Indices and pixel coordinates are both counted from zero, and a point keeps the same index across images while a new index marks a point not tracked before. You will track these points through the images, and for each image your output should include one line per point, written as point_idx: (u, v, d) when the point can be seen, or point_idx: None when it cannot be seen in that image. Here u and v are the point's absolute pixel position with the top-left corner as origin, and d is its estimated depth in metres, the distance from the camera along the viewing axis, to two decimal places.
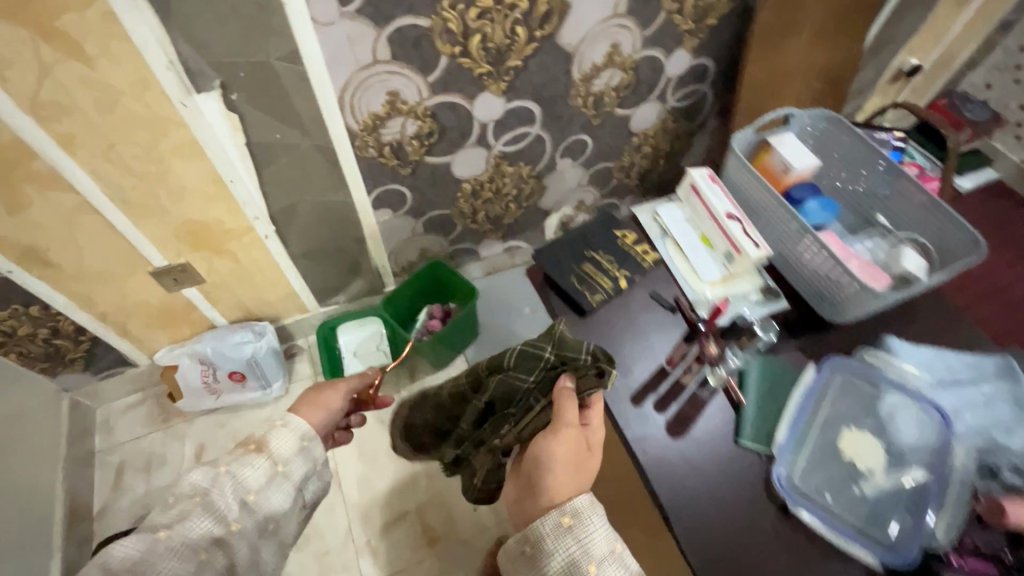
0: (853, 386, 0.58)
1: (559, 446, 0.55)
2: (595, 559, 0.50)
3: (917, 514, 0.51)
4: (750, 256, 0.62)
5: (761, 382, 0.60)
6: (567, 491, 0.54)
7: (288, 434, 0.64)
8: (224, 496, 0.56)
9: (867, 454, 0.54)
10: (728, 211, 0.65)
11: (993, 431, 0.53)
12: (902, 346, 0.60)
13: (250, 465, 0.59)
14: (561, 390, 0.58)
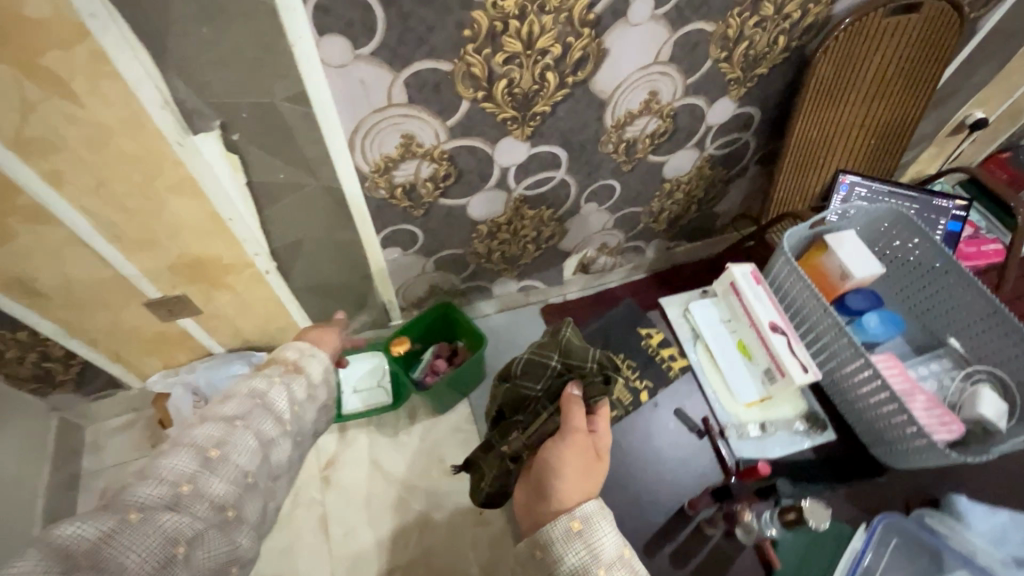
0: (916, 555, 0.71)
1: (566, 450, 0.61)
2: (604, 563, 0.55)
3: None
4: (797, 379, 0.75)
5: (796, 546, 0.72)
6: (575, 497, 0.59)
7: (318, 363, 0.69)
8: (278, 401, 0.61)
9: None
10: (774, 322, 0.79)
11: None
12: (970, 517, 0.73)
13: (290, 384, 0.64)
14: (568, 397, 0.65)
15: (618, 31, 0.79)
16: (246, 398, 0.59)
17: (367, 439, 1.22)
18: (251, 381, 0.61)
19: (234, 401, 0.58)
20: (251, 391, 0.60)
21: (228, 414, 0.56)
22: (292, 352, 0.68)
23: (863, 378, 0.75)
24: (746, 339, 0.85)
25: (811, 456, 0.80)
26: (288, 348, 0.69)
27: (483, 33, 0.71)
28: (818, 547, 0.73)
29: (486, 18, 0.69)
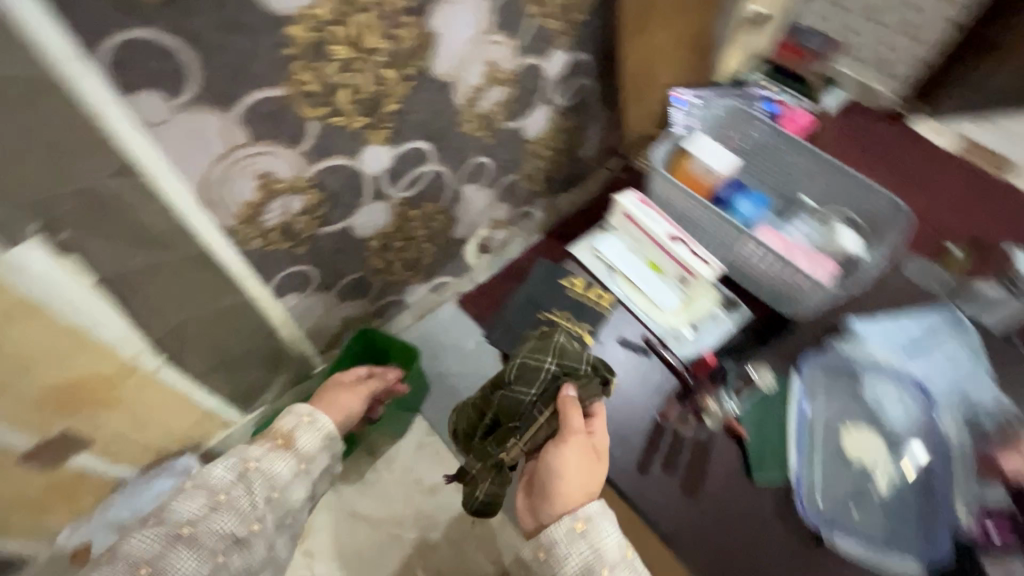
0: (836, 383, 0.87)
1: (568, 454, 0.70)
2: (605, 561, 0.65)
3: (927, 485, 0.79)
4: (705, 274, 0.89)
5: (757, 420, 0.84)
6: (577, 492, 0.69)
7: (311, 436, 0.86)
8: (253, 490, 0.77)
9: (867, 447, 0.82)
10: (670, 234, 0.92)
11: (959, 386, 0.83)
12: (876, 338, 0.88)
13: (278, 461, 0.81)
14: (563, 401, 0.72)
15: (439, 12, 0.79)
16: (228, 476, 0.77)
17: (333, 493, 1.18)
18: (249, 450, 0.81)
19: (219, 479, 0.76)
20: (231, 469, 0.77)
21: (214, 487, 0.75)
22: (288, 424, 0.85)
23: (759, 260, 0.88)
24: (654, 258, 0.98)
25: (738, 336, 0.93)
26: (287, 416, 0.88)
27: (306, 49, 0.67)
28: (768, 415, 0.85)
29: (304, 32, 0.65)
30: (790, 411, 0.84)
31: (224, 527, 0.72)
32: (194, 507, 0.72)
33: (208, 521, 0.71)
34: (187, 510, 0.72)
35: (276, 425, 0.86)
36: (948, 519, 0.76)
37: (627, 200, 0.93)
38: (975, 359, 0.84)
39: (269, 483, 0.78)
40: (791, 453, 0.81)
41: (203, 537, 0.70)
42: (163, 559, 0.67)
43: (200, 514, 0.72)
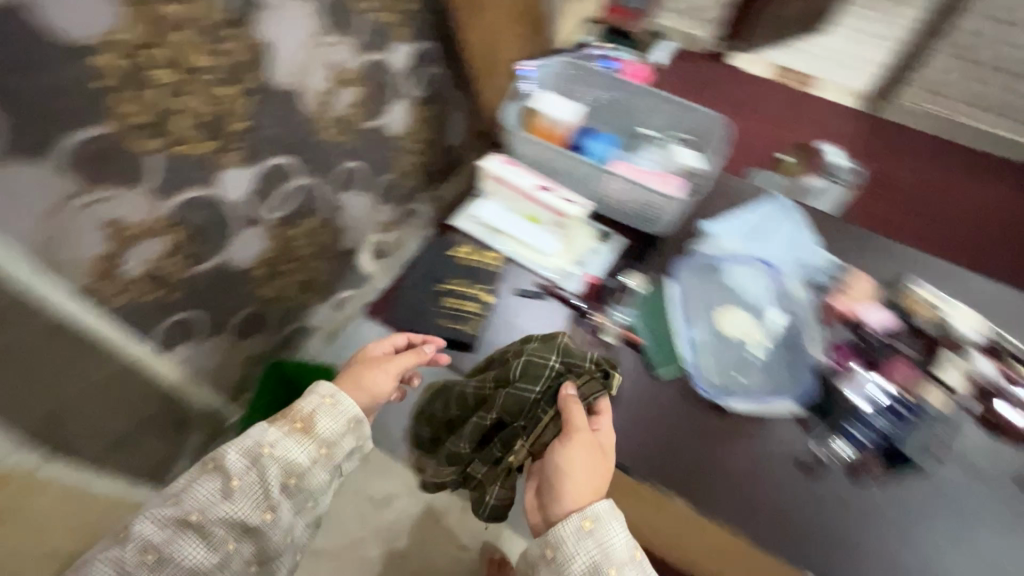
0: (702, 278, 0.94)
1: (575, 453, 0.71)
2: (614, 562, 0.65)
3: (789, 340, 0.89)
4: (575, 213, 0.94)
5: (646, 325, 0.90)
6: (587, 491, 0.69)
7: (332, 420, 0.78)
8: (271, 476, 0.72)
9: (738, 325, 0.91)
10: (537, 185, 0.95)
11: (794, 254, 0.94)
12: (724, 230, 0.97)
13: (294, 441, 0.75)
14: (566, 401, 0.73)
15: (263, 21, 0.77)
16: (241, 464, 0.73)
17: None
18: (265, 430, 0.75)
19: (229, 466, 0.72)
20: (245, 454, 0.73)
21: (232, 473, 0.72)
22: (307, 405, 0.77)
23: (623, 196, 0.95)
24: (530, 211, 0.98)
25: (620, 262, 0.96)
26: (308, 395, 0.79)
27: (123, 79, 0.64)
28: (654, 320, 0.91)
29: (115, 60, 0.63)
30: (670, 309, 0.91)
31: (232, 515, 0.71)
32: (207, 492, 0.71)
33: (215, 511, 0.70)
34: (198, 496, 0.71)
35: (296, 405, 0.79)
36: (808, 362, 0.86)
37: (491, 167, 0.94)
38: (801, 230, 0.96)
39: (284, 464, 0.74)
40: (681, 344, 0.87)
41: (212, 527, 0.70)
42: (176, 541, 0.69)
43: (210, 504, 0.71)
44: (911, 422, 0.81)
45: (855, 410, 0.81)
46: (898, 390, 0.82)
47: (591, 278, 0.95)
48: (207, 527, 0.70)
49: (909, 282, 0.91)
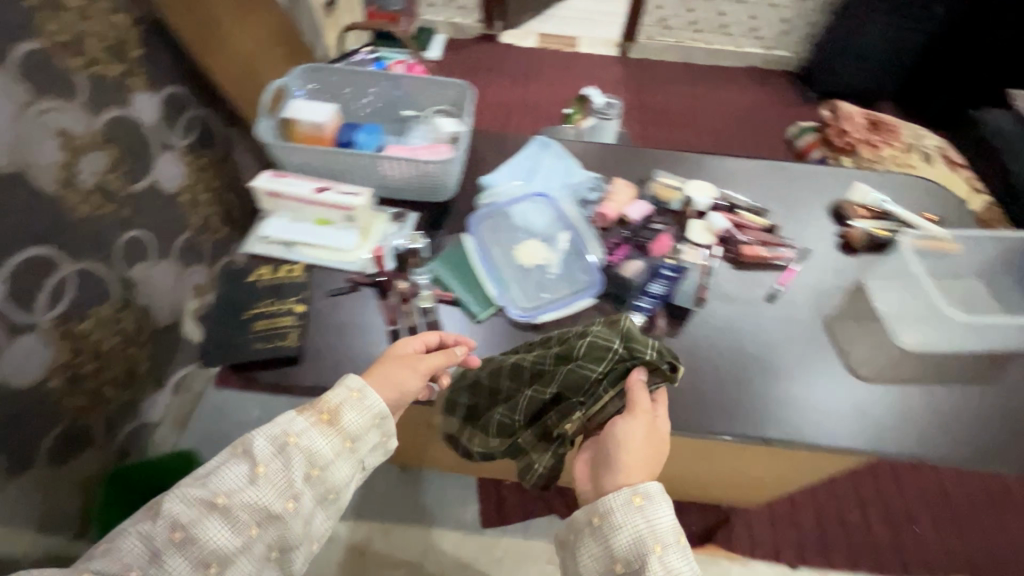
0: (488, 220, 0.72)
1: (640, 430, 0.55)
2: (661, 538, 0.50)
3: (583, 257, 0.69)
4: (359, 205, 0.67)
5: (453, 276, 0.67)
6: (642, 473, 0.53)
7: (359, 411, 0.58)
8: (290, 465, 0.55)
9: (536, 255, 0.69)
10: (313, 188, 0.68)
11: (565, 177, 0.77)
12: (492, 174, 0.76)
13: (320, 434, 0.57)
14: (633, 386, 0.55)
15: None
16: (267, 450, 0.55)
17: None
18: (280, 416, 0.57)
19: (254, 450, 0.55)
20: (271, 440, 0.55)
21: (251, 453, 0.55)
22: (334, 394, 0.57)
23: (407, 179, 0.72)
24: (316, 213, 0.69)
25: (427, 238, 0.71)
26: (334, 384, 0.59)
27: None
28: (452, 273, 0.67)
29: None
30: (465, 264, 0.67)
31: (256, 501, 0.54)
32: (234, 475, 0.54)
33: (242, 497, 0.53)
34: (224, 479, 0.54)
35: (319, 393, 0.60)
36: (599, 266, 0.67)
37: (261, 179, 0.66)
38: (563, 154, 0.80)
39: (305, 453, 0.56)
40: (492, 301, 0.65)
41: (216, 521, 0.52)
42: (201, 522, 0.52)
43: (237, 488, 0.54)
44: (690, 281, 0.67)
45: (636, 288, 0.65)
46: (680, 261, 0.67)
47: (378, 250, 0.67)
48: (235, 512, 0.53)
49: (658, 173, 0.80)
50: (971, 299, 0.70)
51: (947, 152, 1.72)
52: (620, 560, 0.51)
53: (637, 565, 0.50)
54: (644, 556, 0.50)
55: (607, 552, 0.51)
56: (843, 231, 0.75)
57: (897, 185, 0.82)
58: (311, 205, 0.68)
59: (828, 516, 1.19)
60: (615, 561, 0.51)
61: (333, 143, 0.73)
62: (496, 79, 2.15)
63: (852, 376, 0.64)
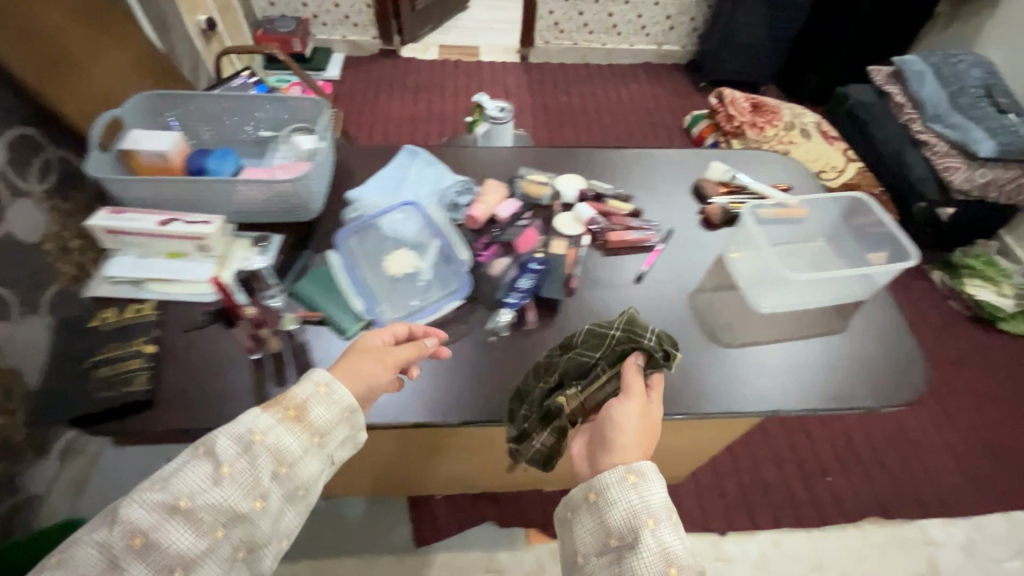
0: (356, 234, 0.70)
1: (634, 412, 0.52)
2: (654, 512, 0.48)
3: (452, 260, 0.68)
4: (210, 232, 0.63)
5: (317, 293, 0.64)
6: (638, 453, 0.51)
7: (330, 404, 0.53)
8: (257, 464, 0.49)
9: (405, 263, 0.68)
10: (159, 220, 0.64)
11: (435, 185, 0.76)
12: (359, 189, 0.75)
13: (287, 432, 0.51)
14: (629, 370, 0.53)
15: None
16: (230, 449, 0.49)
17: None
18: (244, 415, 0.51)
19: (217, 449, 0.48)
20: (234, 439, 0.49)
21: (213, 452, 0.48)
22: (300, 389, 0.52)
23: (264, 202, 0.69)
24: (166, 246, 0.65)
25: (290, 260, 0.68)
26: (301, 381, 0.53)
27: None
28: (317, 290, 0.65)
29: None
30: (331, 279, 0.66)
31: (222, 501, 0.47)
32: (196, 476, 0.47)
33: (206, 498, 0.46)
34: (185, 480, 0.47)
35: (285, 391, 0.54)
36: (465, 267, 0.67)
37: (96, 218, 0.62)
38: (432, 162, 0.79)
39: (273, 450, 0.50)
40: (357, 311, 0.63)
41: (176, 528, 0.45)
42: (162, 528, 0.45)
43: (199, 489, 0.47)
44: (559, 275, 0.67)
45: (504, 287, 0.66)
46: (543, 255, 0.68)
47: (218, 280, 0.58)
48: (198, 515, 0.46)
49: (524, 170, 0.81)
50: (816, 258, 0.75)
51: (823, 127, 1.85)
52: (616, 535, 0.48)
53: (631, 541, 0.47)
54: (638, 530, 0.47)
55: (603, 528, 0.49)
56: (703, 209, 0.79)
57: (750, 160, 0.88)
58: (160, 239, 0.64)
59: (747, 480, 1.24)
60: (610, 537, 0.48)
61: (183, 171, 0.70)
62: (400, 92, 2.13)
63: (720, 343, 0.67)
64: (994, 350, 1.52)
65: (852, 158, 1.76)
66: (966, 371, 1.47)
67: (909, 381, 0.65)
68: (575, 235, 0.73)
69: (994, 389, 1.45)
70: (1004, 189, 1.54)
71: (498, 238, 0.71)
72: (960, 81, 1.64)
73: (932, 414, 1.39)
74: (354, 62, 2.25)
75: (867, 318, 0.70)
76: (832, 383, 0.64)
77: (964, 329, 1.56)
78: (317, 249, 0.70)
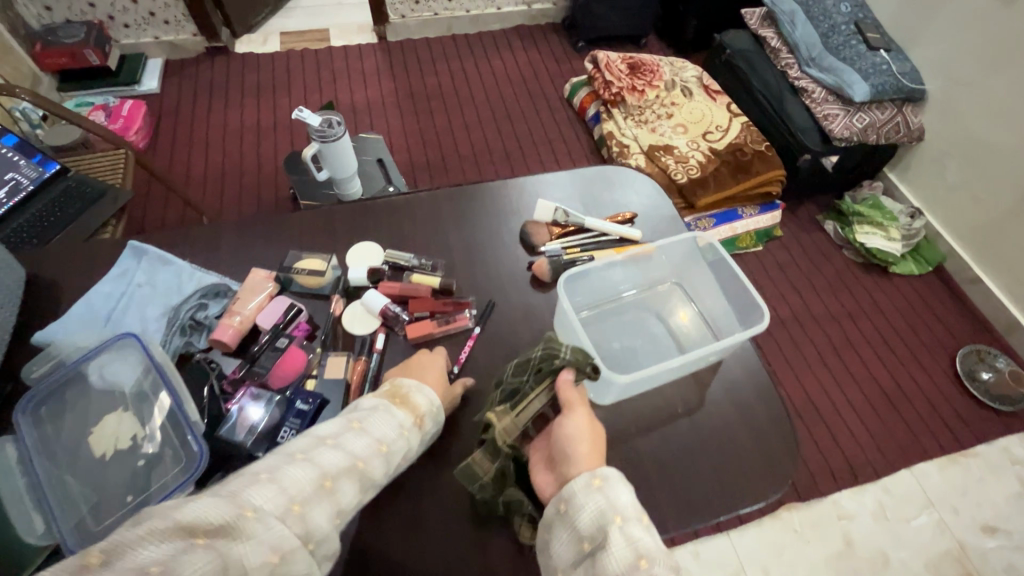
0: (49, 399, 0.50)
1: (575, 424, 0.47)
2: (622, 511, 0.40)
3: (182, 416, 0.49)
4: None
5: None
6: (596, 460, 0.44)
7: (438, 412, 0.51)
8: (391, 456, 0.46)
9: (116, 436, 0.48)
10: None
11: (170, 300, 0.56)
12: (60, 325, 0.54)
13: (417, 431, 0.49)
14: (562, 385, 0.49)
15: None
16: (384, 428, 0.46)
17: None
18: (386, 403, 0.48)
19: (379, 426, 0.46)
20: (392, 421, 0.46)
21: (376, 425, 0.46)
22: (426, 395, 0.50)
23: None
24: None
25: None
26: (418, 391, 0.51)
27: None
28: None
29: None
30: None
31: (372, 475, 0.44)
32: (363, 443, 0.44)
33: (370, 466, 0.44)
34: (352, 445, 0.43)
35: (398, 384, 0.51)
36: (198, 429, 0.48)
37: None
38: (171, 264, 0.59)
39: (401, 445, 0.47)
40: (33, 540, 0.44)
41: (343, 492, 0.41)
42: (341, 483, 0.42)
43: (366, 458, 0.44)
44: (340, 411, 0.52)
45: (265, 440, 0.49)
46: (307, 403, 0.51)
47: None
48: (359, 479, 0.43)
49: (290, 259, 0.60)
50: (662, 309, 0.63)
51: (706, 80, 1.71)
52: (589, 539, 0.41)
53: (598, 545, 0.40)
54: (606, 529, 0.40)
55: (575, 534, 0.41)
56: (531, 264, 0.64)
57: (585, 185, 0.73)
58: None
59: None
60: (583, 541, 0.41)
61: None
62: (241, 96, 1.82)
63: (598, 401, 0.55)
64: (887, 295, 1.51)
65: (736, 112, 1.62)
66: (863, 324, 1.46)
67: (775, 460, 0.54)
68: (367, 336, 0.57)
69: (891, 338, 1.44)
70: (882, 131, 1.49)
71: (254, 380, 0.53)
72: (830, 19, 1.54)
73: (836, 379, 1.36)
74: (177, 68, 1.91)
75: (723, 382, 0.58)
76: (685, 488, 0.51)
77: (858, 280, 1.54)
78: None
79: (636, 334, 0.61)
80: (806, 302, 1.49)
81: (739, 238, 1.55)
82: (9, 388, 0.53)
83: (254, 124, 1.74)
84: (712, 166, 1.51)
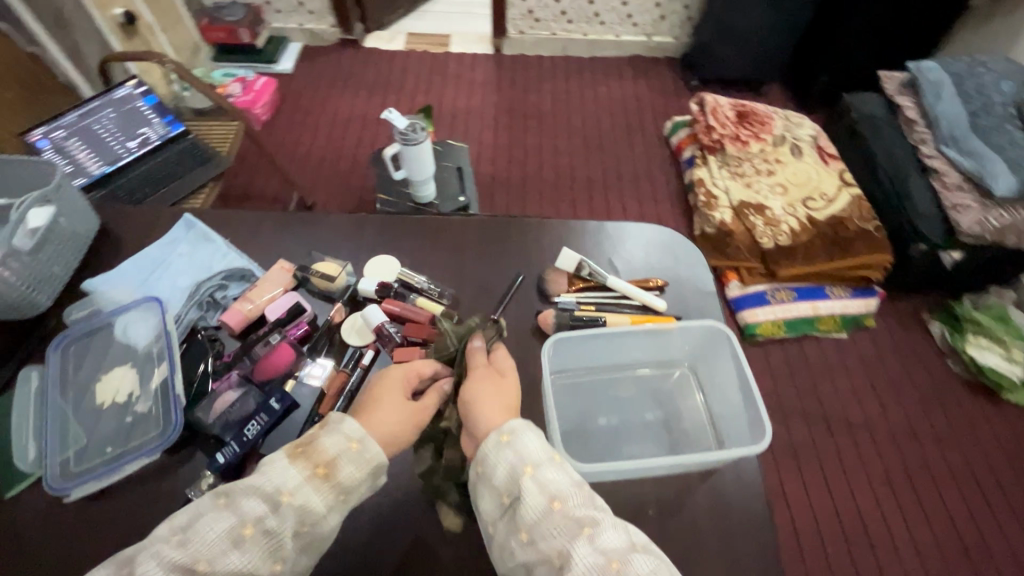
0: (78, 343, 0.56)
1: (481, 385, 0.49)
2: (531, 460, 0.43)
3: (174, 389, 0.53)
4: None
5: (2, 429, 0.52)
6: (503, 415, 0.46)
7: (351, 465, 0.45)
8: (269, 536, 0.42)
9: (117, 390, 0.53)
10: None
11: (200, 275, 0.61)
12: (107, 278, 0.61)
13: (317, 490, 0.44)
14: (472, 353, 0.52)
15: None
16: (257, 506, 0.42)
17: None
18: (270, 471, 0.44)
19: (242, 506, 0.42)
20: (261, 495, 0.42)
21: (239, 508, 0.42)
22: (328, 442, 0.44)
23: None
24: None
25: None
26: (329, 432, 0.46)
27: None
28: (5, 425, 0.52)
29: None
30: (22, 410, 0.53)
31: (241, 566, 0.41)
32: (218, 532, 0.41)
33: (227, 562, 0.41)
34: (205, 537, 0.41)
35: (312, 436, 0.46)
36: (180, 403, 0.52)
37: None
38: (210, 242, 0.64)
39: (294, 516, 0.43)
40: (26, 468, 0.50)
41: None
42: None
43: (219, 549, 0.41)
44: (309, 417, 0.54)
45: (233, 426, 0.51)
46: (277, 401, 0.52)
47: None
48: None
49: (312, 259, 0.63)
50: (666, 395, 0.58)
51: (821, 142, 1.56)
52: (507, 493, 0.43)
53: (515, 498, 0.42)
54: (518, 481, 0.42)
55: (494, 491, 0.43)
56: (539, 312, 0.61)
57: (623, 240, 0.69)
58: None
59: None
60: (503, 496, 0.43)
61: None
62: (357, 88, 1.96)
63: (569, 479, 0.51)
64: (991, 423, 1.28)
65: (848, 182, 1.46)
66: (952, 452, 1.24)
67: None
68: (357, 349, 0.58)
69: (982, 475, 1.21)
70: None
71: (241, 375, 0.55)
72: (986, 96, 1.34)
73: (900, 506, 1.18)
74: (310, 54, 2.10)
75: (709, 492, 0.51)
76: None
77: (958, 398, 1.32)
78: (23, 363, 0.57)
79: (629, 413, 0.57)
80: (885, 409, 1.30)
81: (820, 319, 1.39)
82: (54, 323, 0.60)
83: (360, 115, 1.87)
84: (805, 236, 1.37)
